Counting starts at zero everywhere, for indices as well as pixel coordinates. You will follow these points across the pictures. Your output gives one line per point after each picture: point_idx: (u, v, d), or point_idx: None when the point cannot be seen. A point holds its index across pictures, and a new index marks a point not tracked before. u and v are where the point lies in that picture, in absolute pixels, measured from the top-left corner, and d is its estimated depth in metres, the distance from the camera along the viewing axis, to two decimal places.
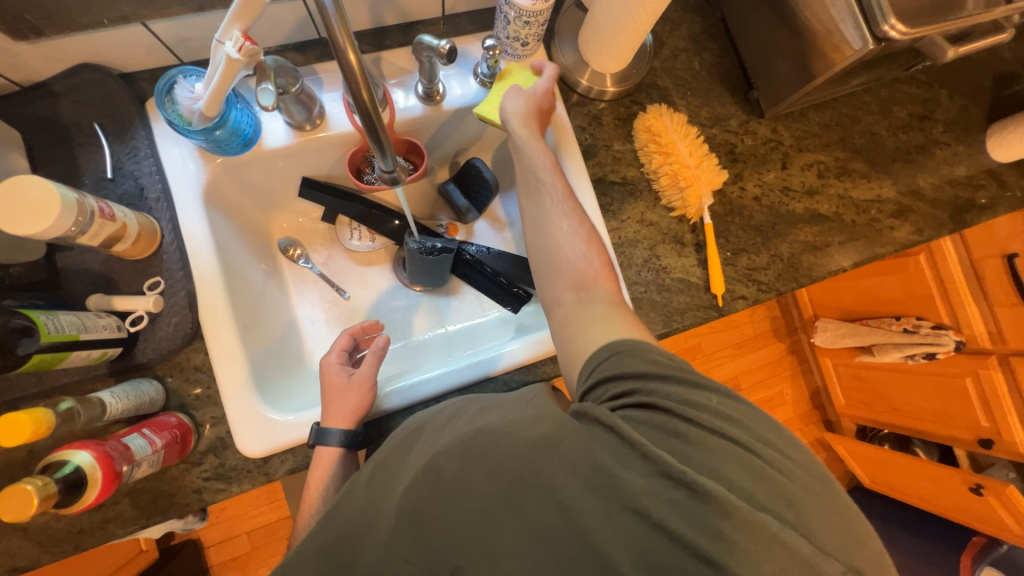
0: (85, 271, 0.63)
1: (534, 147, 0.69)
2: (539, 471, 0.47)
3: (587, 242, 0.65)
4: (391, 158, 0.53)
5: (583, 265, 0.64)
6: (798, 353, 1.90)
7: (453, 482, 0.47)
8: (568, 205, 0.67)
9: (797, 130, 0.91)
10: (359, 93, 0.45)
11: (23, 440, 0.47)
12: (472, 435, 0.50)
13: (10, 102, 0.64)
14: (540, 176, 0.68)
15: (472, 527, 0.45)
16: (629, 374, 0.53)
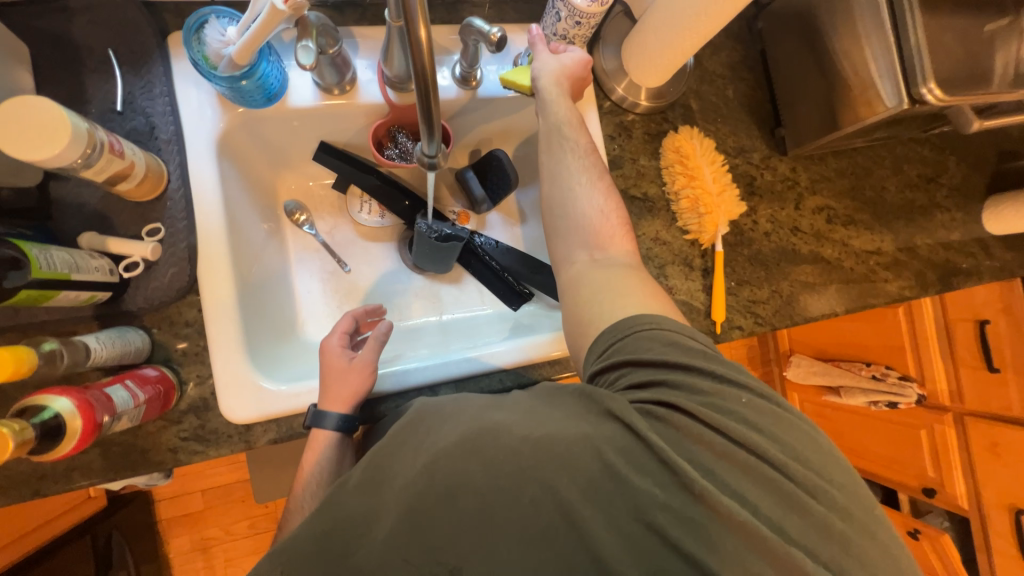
0: (80, 205, 0.60)
1: (563, 106, 0.70)
2: (543, 474, 0.47)
3: (605, 198, 0.69)
4: (436, 143, 0.52)
5: (598, 220, 0.67)
6: (768, 384, 1.97)
7: (455, 479, 0.47)
8: (590, 160, 0.70)
9: (814, 173, 0.93)
10: (424, 71, 0.43)
11: (2, 378, 0.43)
12: (474, 433, 0.50)
13: (17, 11, 0.59)
14: (564, 130, 0.69)
15: (469, 524, 0.46)
16: (647, 368, 0.55)
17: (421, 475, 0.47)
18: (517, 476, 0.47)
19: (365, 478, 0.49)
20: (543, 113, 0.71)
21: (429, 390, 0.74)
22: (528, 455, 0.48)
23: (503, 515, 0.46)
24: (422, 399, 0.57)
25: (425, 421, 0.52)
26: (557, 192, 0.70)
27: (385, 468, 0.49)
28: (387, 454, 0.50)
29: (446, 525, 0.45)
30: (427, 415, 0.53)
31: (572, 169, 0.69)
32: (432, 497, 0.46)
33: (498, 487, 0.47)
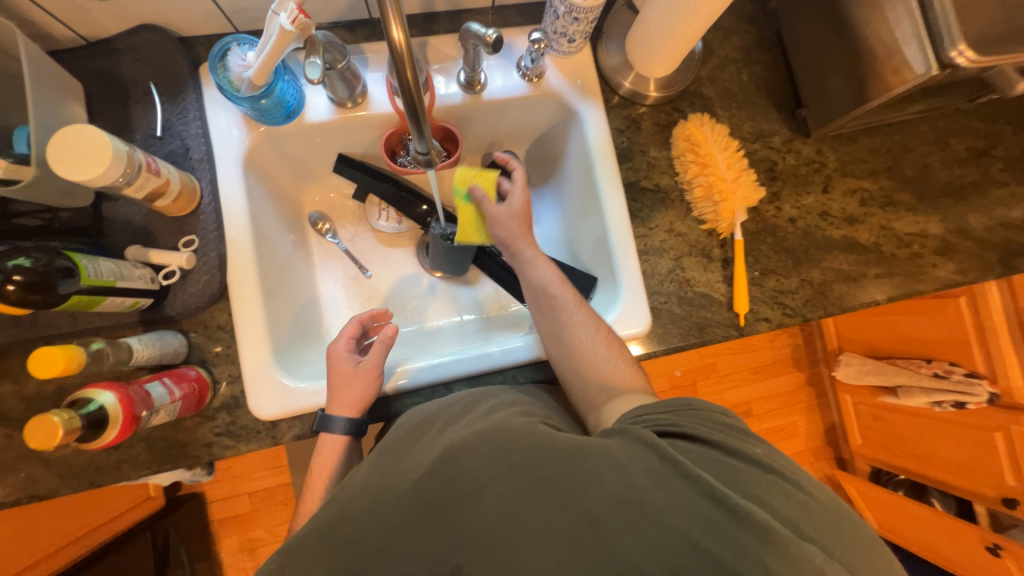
0: (127, 222, 0.66)
1: (539, 265, 0.75)
2: (565, 479, 0.47)
3: (608, 346, 0.70)
4: (426, 141, 0.54)
5: (607, 369, 0.68)
6: (817, 386, 1.84)
7: (467, 476, 0.49)
8: (583, 310, 0.72)
9: (844, 154, 0.88)
10: (404, 73, 0.45)
11: (55, 373, 0.49)
12: (494, 433, 0.52)
13: (75, 55, 0.67)
14: (550, 291, 0.73)
15: (479, 518, 0.46)
16: (663, 416, 0.56)
17: (435, 468, 0.50)
18: (529, 474, 0.48)
19: (374, 475, 0.54)
20: (523, 277, 0.76)
21: (443, 387, 0.75)
22: (539, 453, 0.49)
23: (515, 512, 0.46)
24: (421, 407, 0.66)
25: (433, 429, 0.60)
26: (556, 326, 0.72)
27: (393, 467, 0.54)
28: (396, 456, 0.57)
29: (459, 517, 0.47)
30: (432, 424, 0.61)
31: (568, 309, 0.72)
32: (445, 490, 0.48)
33: (510, 486, 0.48)
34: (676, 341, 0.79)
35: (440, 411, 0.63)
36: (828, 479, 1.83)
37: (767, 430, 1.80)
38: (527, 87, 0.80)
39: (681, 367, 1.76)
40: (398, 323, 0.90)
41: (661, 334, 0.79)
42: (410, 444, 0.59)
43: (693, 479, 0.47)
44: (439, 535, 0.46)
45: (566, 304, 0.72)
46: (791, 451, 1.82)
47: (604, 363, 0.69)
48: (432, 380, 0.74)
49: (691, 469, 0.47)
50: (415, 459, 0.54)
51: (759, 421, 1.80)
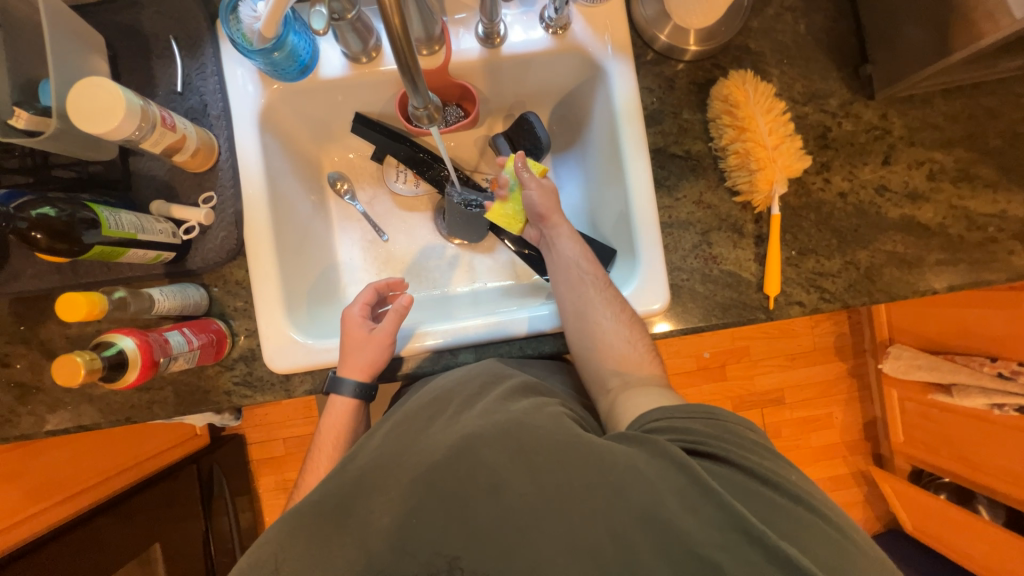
0: (152, 177, 0.68)
1: (569, 241, 0.74)
2: (588, 488, 0.50)
3: (630, 327, 0.70)
4: (422, 95, 0.51)
5: (627, 351, 0.69)
6: (860, 378, 1.72)
7: (490, 471, 0.51)
8: (610, 290, 0.71)
9: (914, 120, 0.76)
10: (393, 22, 0.41)
11: (80, 317, 0.53)
12: (517, 431, 0.54)
13: (100, 8, 0.68)
14: (582, 267, 0.73)
15: (501, 511, 0.49)
16: (694, 431, 0.55)
17: (459, 456, 0.52)
18: (554, 477, 0.50)
19: (387, 448, 0.57)
20: (554, 253, 0.75)
21: (449, 353, 0.74)
22: (565, 458, 0.51)
23: (539, 512, 0.49)
24: (440, 379, 0.66)
25: (449, 408, 0.61)
26: (574, 300, 0.71)
27: (409, 444, 0.57)
28: (409, 428, 0.60)
29: (480, 507, 0.50)
30: (447, 399, 0.62)
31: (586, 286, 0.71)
32: (467, 480, 0.51)
33: (535, 488, 0.50)
34: (696, 322, 0.74)
35: (455, 384, 0.64)
36: (862, 475, 1.73)
37: (799, 419, 1.72)
38: (549, 41, 0.74)
39: (710, 348, 1.69)
40: (412, 288, 0.90)
41: (680, 313, 0.74)
42: (427, 420, 0.60)
43: (720, 505, 0.48)
44: (461, 523, 0.49)
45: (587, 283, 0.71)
46: (823, 443, 1.73)
47: (623, 341, 0.68)
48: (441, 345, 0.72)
49: (722, 497, 0.48)
50: (433, 437, 0.57)
51: (791, 410, 1.72)
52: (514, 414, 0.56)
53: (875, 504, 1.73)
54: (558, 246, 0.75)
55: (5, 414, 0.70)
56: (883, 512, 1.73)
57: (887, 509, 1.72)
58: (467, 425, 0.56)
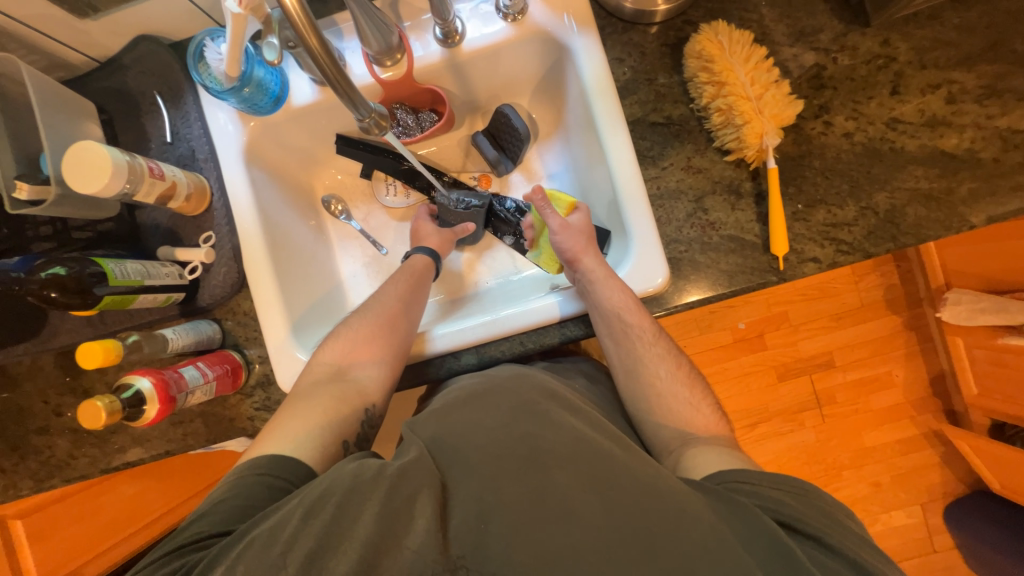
0: (156, 226, 0.73)
1: (610, 286, 0.67)
2: (664, 529, 0.46)
3: (690, 388, 0.65)
4: (364, 109, 0.50)
5: (690, 415, 0.63)
6: (919, 330, 1.58)
7: (560, 496, 0.48)
8: (660, 342, 0.67)
9: (922, 40, 0.69)
10: (308, 39, 0.41)
11: (99, 364, 0.61)
12: (594, 460, 0.52)
13: (92, 77, 0.73)
14: (625, 318, 0.66)
15: (567, 545, 0.45)
16: (791, 509, 0.50)
17: (528, 472, 0.50)
18: (630, 514, 0.47)
19: (447, 431, 0.57)
20: (589, 291, 0.69)
21: (451, 356, 0.74)
22: (645, 495, 0.49)
23: (609, 548, 0.45)
24: (487, 378, 0.64)
25: (506, 404, 0.58)
26: (606, 326, 0.67)
27: (471, 439, 0.55)
28: (471, 417, 0.58)
29: (545, 528, 0.46)
30: (505, 395, 0.60)
31: (617, 304, 0.67)
32: (537, 502, 0.48)
33: (609, 521, 0.47)
34: (700, 294, 0.70)
35: (511, 382, 0.63)
36: (934, 435, 1.59)
37: (854, 382, 1.60)
38: (509, 29, 0.73)
39: (745, 319, 1.60)
40: None
41: (683, 287, 0.71)
42: (487, 416, 0.57)
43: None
44: (521, 534, 0.46)
45: (622, 305, 0.66)
46: (885, 405, 1.60)
47: (655, 383, 0.65)
48: (443, 348, 0.73)
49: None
50: (493, 436, 0.55)
51: (844, 373, 1.60)
52: (587, 438, 0.54)
53: (955, 466, 1.58)
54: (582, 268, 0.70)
55: (65, 458, 0.77)
56: (965, 473, 1.57)
57: (970, 470, 1.57)
58: (531, 433, 0.54)
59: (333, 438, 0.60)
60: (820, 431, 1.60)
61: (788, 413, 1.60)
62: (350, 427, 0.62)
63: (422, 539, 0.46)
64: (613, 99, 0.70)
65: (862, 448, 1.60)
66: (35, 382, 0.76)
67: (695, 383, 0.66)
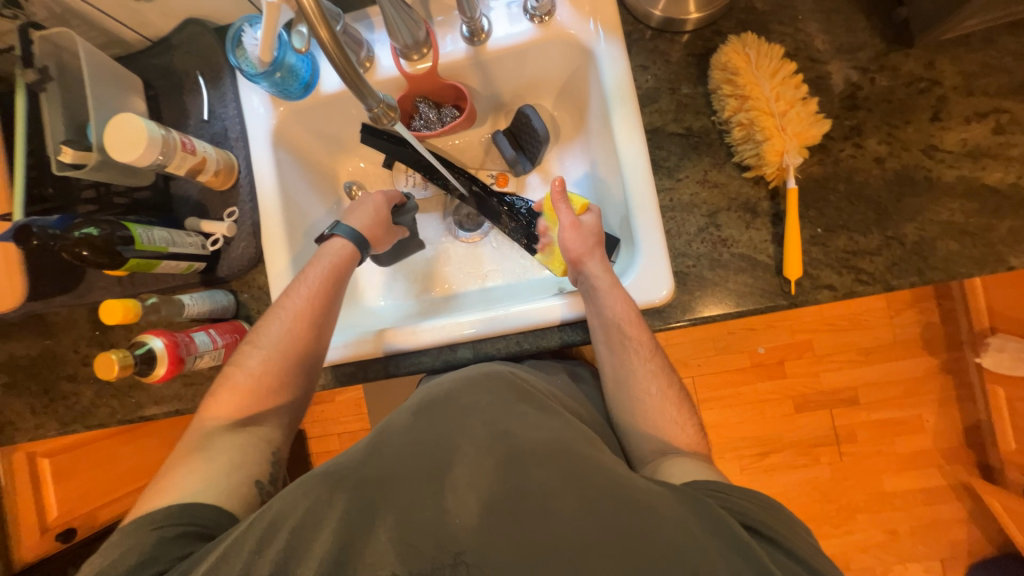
0: (186, 198, 0.77)
1: (614, 297, 0.66)
2: (637, 526, 0.47)
3: (678, 409, 0.65)
4: (373, 100, 0.51)
5: (673, 433, 0.64)
6: (957, 374, 1.47)
7: (539, 492, 0.49)
8: (655, 359, 0.66)
9: (971, 64, 0.64)
10: (318, 31, 0.43)
11: (119, 319, 0.65)
12: (569, 456, 0.52)
13: (143, 54, 0.78)
14: (625, 330, 0.65)
15: (546, 539, 0.46)
16: (755, 508, 0.51)
17: (505, 468, 0.51)
18: (605, 512, 0.48)
19: (421, 425, 0.56)
20: (592, 300, 0.67)
21: (449, 348, 0.76)
22: (615, 494, 0.49)
23: (589, 547, 0.46)
24: (471, 371, 0.64)
25: (485, 401, 0.59)
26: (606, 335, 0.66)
27: (448, 434, 0.55)
28: (446, 412, 0.58)
29: (524, 524, 0.47)
30: (481, 389, 0.60)
31: (619, 314, 0.65)
32: (516, 496, 0.49)
33: (587, 521, 0.47)
34: (705, 311, 0.69)
35: (487, 378, 0.62)
36: (963, 488, 1.48)
37: (878, 422, 1.51)
38: (534, 30, 0.73)
39: (765, 344, 1.54)
40: (422, 294, 0.91)
41: (689, 303, 0.69)
42: (462, 413, 0.58)
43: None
44: (497, 529, 0.47)
45: (624, 316, 0.65)
46: (910, 450, 1.50)
47: (644, 398, 0.65)
48: (427, 342, 0.74)
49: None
50: (471, 434, 0.55)
51: (868, 411, 1.51)
52: (560, 436, 0.54)
53: (983, 523, 1.47)
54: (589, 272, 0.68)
55: (88, 406, 0.83)
56: (995, 533, 1.46)
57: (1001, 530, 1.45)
58: (510, 430, 0.55)
59: (242, 479, 0.60)
60: (836, 469, 1.52)
61: (802, 447, 1.53)
62: (259, 467, 0.62)
63: (392, 546, 0.47)
64: (631, 111, 0.69)
65: (881, 492, 1.51)
66: (70, 332, 0.82)
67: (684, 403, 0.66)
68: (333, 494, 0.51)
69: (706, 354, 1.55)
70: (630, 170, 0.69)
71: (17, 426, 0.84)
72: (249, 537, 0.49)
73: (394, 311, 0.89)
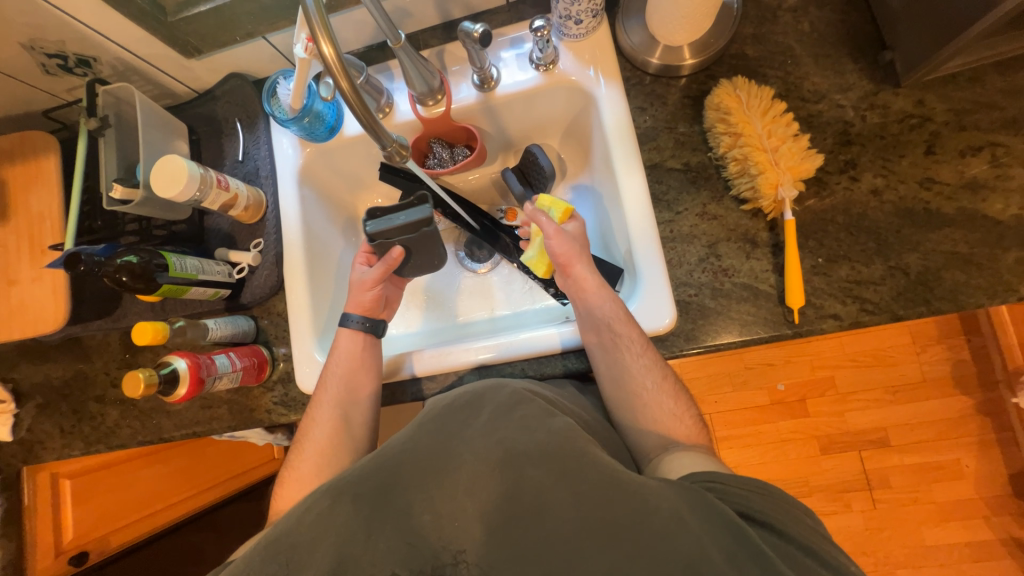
0: (218, 230, 0.83)
1: (600, 297, 0.69)
2: (631, 522, 0.47)
3: (676, 400, 0.67)
4: (386, 139, 0.56)
5: (673, 424, 0.66)
6: (995, 416, 1.39)
7: (534, 490, 0.51)
8: (648, 355, 0.67)
9: (962, 101, 0.66)
10: (339, 80, 0.48)
11: (149, 340, 0.69)
12: (564, 454, 0.53)
13: (190, 104, 0.87)
14: (615, 328, 0.67)
15: (540, 535, 0.48)
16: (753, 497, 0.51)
17: (502, 469, 0.53)
18: (599, 505, 0.49)
19: (423, 437, 0.58)
20: (581, 301, 0.70)
21: (455, 375, 0.77)
22: (610, 490, 0.50)
23: (582, 542, 0.47)
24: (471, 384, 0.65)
25: (484, 409, 0.60)
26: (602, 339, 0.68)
27: (448, 442, 0.57)
28: (446, 422, 0.59)
29: (519, 523, 0.49)
30: (481, 402, 0.61)
31: (612, 318, 0.68)
32: (512, 497, 0.51)
33: (580, 517, 0.49)
34: (709, 340, 0.69)
35: (489, 392, 0.62)
36: (1014, 543, 1.36)
37: (911, 466, 1.42)
38: (539, 78, 0.79)
39: (784, 380, 1.49)
40: (435, 317, 0.94)
41: (694, 332, 0.70)
42: (460, 423, 0.59)
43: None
44: (498, 526, 0.50)
45: (616, 319, 0.67)
46: (950, 498, 1.40)
47: (642, 393, 0.67)
48: (454, 365, 0.75)
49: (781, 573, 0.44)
50: (470, 441, 0.56)
51: (899, 454, 1.43)
52: (557, 435, 0.55)
53: None
54: (579, 278, 0.71)
55: (112, 427, 0.86)
56: None
57: None
58: (507, 434, 0.56)
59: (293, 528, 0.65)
60: (868, 517, 1.42)
61: (830, 491, 1.44)
62: None
63: (393, 553, 0.50)
64: (631, 148, 0.73)
65: (921, 545, 1.39)
66: (102, 355, 0.87)
67: (680, 396, 0.68)
68: (337, 502, 0.53)
69: (722, 390, 1.51)
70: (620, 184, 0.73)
71: (45, 445, 0.88)
72: (262, 548, 0.52)
73: (404, 339, 0.92)
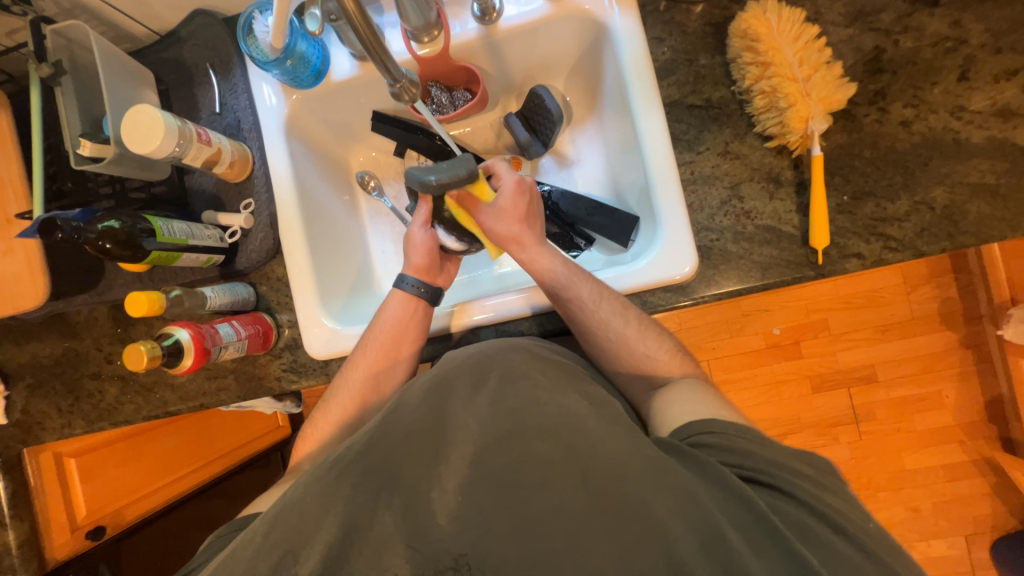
0: (202, 191, 0.77)
1: (543, 253, 0.70)
2: (644, 501, 0.46)
3: (654, 338, 0.67)
4: (396, 72, 0.56)
5: (653, 364, 0.67)
6: (977, 349, 1.45)
7: (540, 465, 0.49)
8: (609, 303, 0.67)
9: (999, 21, 0.63)
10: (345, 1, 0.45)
11: (145, 312, 0.65)
12: (576, 438, 0.51)
13: (152, 49, 0.78)
14: (568, 286, 0.68)
15: (550, 514, 0.47)
16: (758, 458, 0.51)
17: (507, 442, 0.51)
18: (607, 486, 0.47)
19: (428, 411, 0.55)
20: (529, 266, 0.70)
21: (471, 333, 0.75)
22: (617, 469, 0.48)
23: (589, 517, 0.47)
24: (485, 345, 0.63)
25: (491, 376, 0.57)
26: (585, 326, 0.67)
27: (448, 409, 0.56)
28: (449, 391, 0.57)
29: (527, 496, 0.48)
30: (489, 369, 0.58)
31: (602, 313, 0.66)
32: (516, 469, 0.49)
33: (589, 497, 0.47)
34: (732, 285, 0.67)
35: (500, 354, 0.60)
36: (985, 462, 1.46)
37: (897, 399, 1.49)
38: (546, 7, 0.72)
39: (780, 324, 1.52)
40: None
41: (716, 280, 0.68)
42: (469, 389, 0.57)
43: (790, 556, 0.43)
44: (512, 513, 0.48)
45: (607, 313, 0.66)
46: (930, 426, 1.48)
47: (618, 339, 0.67)
48: (492, 318, 0.72)
49: (794, 544, 0.44)
50: (477, 410, 0.54)
51: (886, 389, 1.50)
52: (568, 409, 0.53)
53: (1006, 497, 1.45)
54: (539, 263, 0.70)
55: (113, 403, 0.83)
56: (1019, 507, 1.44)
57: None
58: (515, 404, 0.54)
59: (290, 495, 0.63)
60: (855, 448, 1.51)
61: (821, 427, 1.52)
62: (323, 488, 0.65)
63: (400, 528, 0.49)
64: (651, 82, 0.68)
65: (901, 470, 1.49)
66: (91, 331, 0.82)
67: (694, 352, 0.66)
68: (340, 477, 0.52)
69: (722, 336, 1.54)
70: (644, 125, 0.68)
71: (44, 426, 0.85)
72: (266, 520, 0.51)
73: None
